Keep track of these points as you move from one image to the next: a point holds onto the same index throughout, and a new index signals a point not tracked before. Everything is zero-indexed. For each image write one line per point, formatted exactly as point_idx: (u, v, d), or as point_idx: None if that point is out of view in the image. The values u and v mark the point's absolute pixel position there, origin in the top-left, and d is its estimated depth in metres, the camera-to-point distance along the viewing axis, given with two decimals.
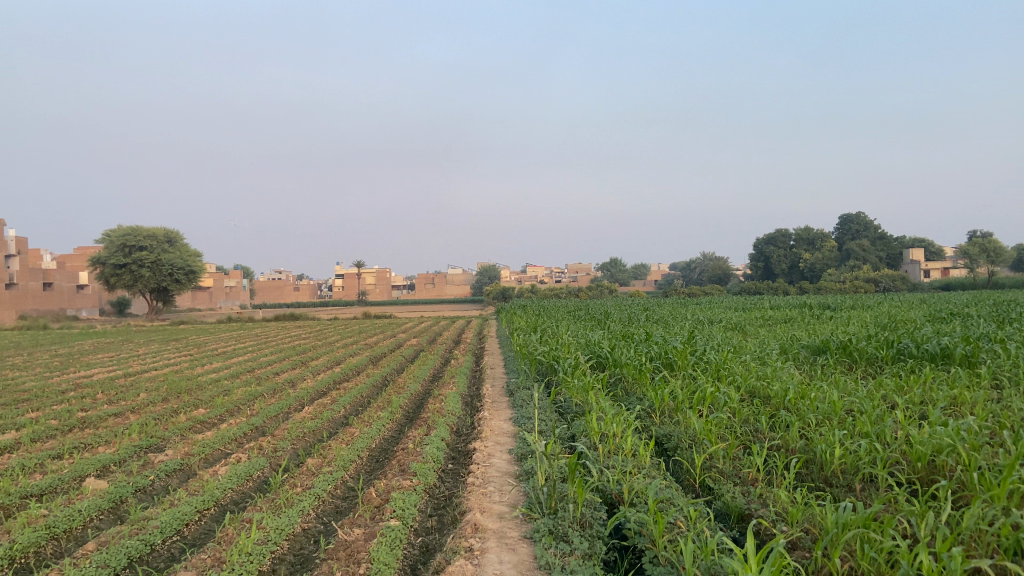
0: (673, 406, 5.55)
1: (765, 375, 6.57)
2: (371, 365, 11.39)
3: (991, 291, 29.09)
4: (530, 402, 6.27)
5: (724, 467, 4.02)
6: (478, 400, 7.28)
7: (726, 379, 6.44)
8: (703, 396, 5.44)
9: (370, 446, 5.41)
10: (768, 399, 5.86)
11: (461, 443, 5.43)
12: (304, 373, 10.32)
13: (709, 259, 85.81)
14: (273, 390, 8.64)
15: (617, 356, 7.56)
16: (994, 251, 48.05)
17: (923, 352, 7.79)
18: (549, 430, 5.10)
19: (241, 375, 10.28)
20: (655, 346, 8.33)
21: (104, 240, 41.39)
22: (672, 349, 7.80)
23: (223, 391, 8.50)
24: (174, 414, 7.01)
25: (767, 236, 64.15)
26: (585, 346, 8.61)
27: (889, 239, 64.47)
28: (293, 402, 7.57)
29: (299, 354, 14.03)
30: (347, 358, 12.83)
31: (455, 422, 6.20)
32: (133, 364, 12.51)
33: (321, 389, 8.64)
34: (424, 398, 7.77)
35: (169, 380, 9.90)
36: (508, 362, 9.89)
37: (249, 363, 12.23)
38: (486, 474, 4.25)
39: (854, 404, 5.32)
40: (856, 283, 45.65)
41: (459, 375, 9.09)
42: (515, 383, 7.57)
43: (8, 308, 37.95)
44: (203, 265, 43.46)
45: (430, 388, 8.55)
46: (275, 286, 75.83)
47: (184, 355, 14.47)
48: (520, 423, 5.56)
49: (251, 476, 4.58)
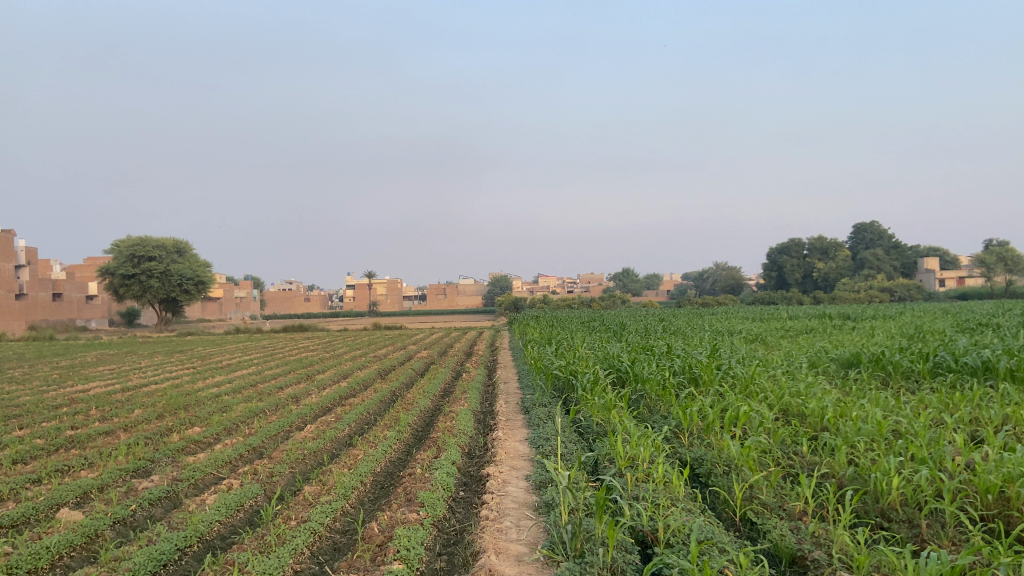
0: (702, 426, 5.10)
1: (798, 391, 6.11)
2: (378, 379, 11.02)
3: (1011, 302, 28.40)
4: (548, 421, 5.84)
5: (768, 498, 3.58)
6: (492, 417, 6.87)
7: (757, 395, 5.98)
8: (736, 415, 4.98)
9: (375, 471, 5.01)
10: (804, 418, 5.40)
11: (474, 468, 5.00)
12: (309, 388, 9.96)
13: (721, 269, 85.15)
14: (275, 406, 8.30)
15: (638, 371, 7.11)
16: (1011, 260, 47.11)
17: (963, 365, 7.27)
18: (570, 454, 4.67)
19: (243, 390, 9.94)
20: (677, 359, 7.87)
21: (114, 251, 41.40)
22: (696, 363, 7.34)
23: (222, 408, 8.15)
24: (168, 433, 6.68)
25: (779, 245, 63.51)
26: (603, 360, 8.18)
27: (903, 249, 63.60)
28: (295, 419, 7.22)
29: (306, 367, 13.68)
30: (354, 371, 12.48)
31: (467, 444, 5.78)
32: (135, 377, 12.21)
33: (325, 405, 8.28)
34: (433, 415, 7.38)
35: (168, 395, 9.57)
36: (522, 376, 9.47)
37: (253, 376, 11.90)
38: (501, 505, 3.82)
39: (900, 424, 4.84)
40: (871, 293, 44.89)
41: (471, 390, 8.67)
42: (531, 399, 7.15)
43: (18, 319, 37.97)
44: (213, 275, 43.39)
45: (440, 404, 8.16)
46: (286, 297, 75.84)
47: (187, 368, 14.14)
48: (537, 445, 5.14)
49: (242, 506, 4.21)
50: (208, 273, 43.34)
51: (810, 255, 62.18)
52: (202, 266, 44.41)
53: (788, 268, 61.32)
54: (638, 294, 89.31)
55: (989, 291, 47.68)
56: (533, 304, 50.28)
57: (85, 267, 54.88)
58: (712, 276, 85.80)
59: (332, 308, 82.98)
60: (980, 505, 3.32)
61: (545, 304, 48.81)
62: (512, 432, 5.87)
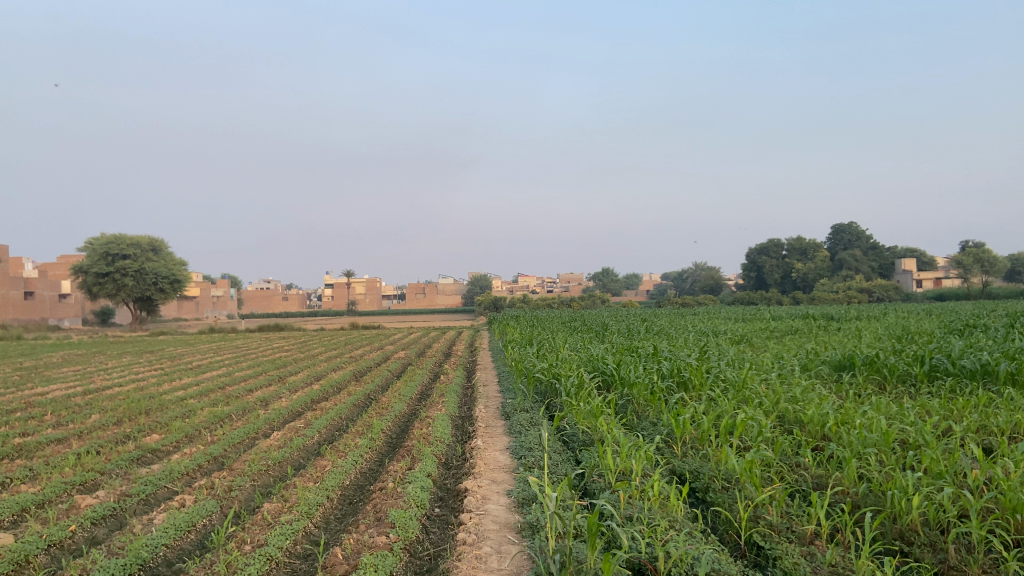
0: (695, 436, 4.78)
1: (794, 396, 5.81)
2: (353, 381, 10.59)
3: (989, 303, 28.53)
4: (530, 429, 5.50)
5: (775, 519, 3.25)
6: (471, 423, 6.49)
7: (752, 401, 5.68)
8: (732, 424, 4.67)
9: (344, 484, 4.62)
10: (803, 426, 5.09)
11: (451, 480, 4.64)
12: (280, 391, 9.51)
13: (699, 270, 85.41)
14: (242, 410, 7.85)
15: (625, 374, 6.78)
16: (987, 262, 47.49)
17: (961, 369, 7.03)
18: (555, 468, 4.31)
19: (209, 393, 9.47)
20: (666, 361, 7.56)
21: (86, 248, 40.44)
22: (685, 366, 7.04)
23: (186, 413, 7.70)
24: (123, 441, 6.23)
25: (759, 246, 63.68)
26: (588, 362, 7.83)
27: (879, 250, 64.09)
28: (262, 425, 6.80)
29: (278, 368, 13.20)
30: (328, 372, 12.03)
31: (444, 452, 5.42)
32: (97, 379, 11.65)
33: (296, 409, 7.86)
34: (409, 420, 7.01)
35: (130, 398, 9.07)
36: (502, 379, 9.10)
37: (222, 378, 11.40)
38: (481, 527, 3.45)
39: (906, 434, 4.56)
40: (849, 293, 45.06)
41: (449, 394, 8.28)
42: (512, 404, 6.78)
43: None
44: (188, 274, 42.55)
45: (416, 408, 7.79)
46: (263, 296, 74.88)
47: (155, 369, 13.60)
48: (519, 455, 4.77)
49: (194, 527, 3.80)
50: (183, 271, 42.48)
51: (789, 255, 62.44)
52: (177, 264, 43.54)
53: (768, 268, 61.49)
54: (619, 295, 89.32)
55: (965, 292, 48.11)
56: (513, 304, 49.95)
57: (56, 265, 53.63)
58: (692, 277, 85.96)
59: (310, 307, 82.02)
60: (1009, 528, 3.02)
61: (525, 304, 48.48)
62: (493, 440, 5.50)
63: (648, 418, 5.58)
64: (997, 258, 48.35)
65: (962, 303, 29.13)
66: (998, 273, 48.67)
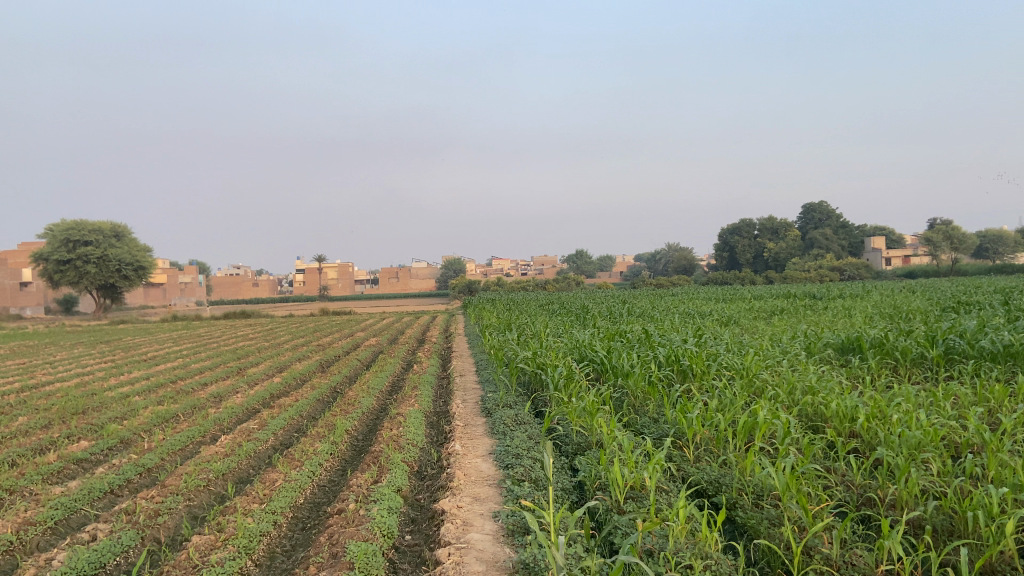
0: (709, 437, 4.13)
1: (810, 385, 5.18)
2: (318, 372, 9.79)
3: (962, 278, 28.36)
4: (516, 430, 4.80)
5: (831, 549, 2.60)
6: (447, 423, 5.75)
7: (764, 392, 5.03)
8: (752, 424, 4.02)
9: (298, 506, 3.86)
10: (827, 422, 4.46)
11: (425, 496, 3.92)
12: (237, 384, 8.68)
13: (672, 251, 85.31)
14: (191, 408, 7.03)
15: (618, 363, 6.09)
16: (957, 238, 47.64)
17: (980, 351, 6.43)
18: (549, 482, 3.62)
19: (159, 389, 8.60)
20: (661, 347, 6.91)
21: (46, 235, 38.87)
22: (683, 351, 6.38)
23: (128, 412, 6.85)
24: (46, 449, 5.38)
25: (732, 226, 63.50)
26: (575, 350, 7.12)
27: (850, 228, 64.29)
28: (210, 428, 5.99)
29: (239, 358, 12.33)
30: (293, 363, 11.18)
31: (417, 459, 4.69)
32: (40, 373, 10.69)
33: (252, 408, 7.04)
34: (377, 419, 6.26)
35: (68, 395, 8.18)
36: (480, 369, 8.36)
37: (176, 371, 10.51)
38: (462, 568, 2.73)
39: (953, 433, 3.94)
40: (823, 271, 44.96)
41: (423, 387, 7.52)
42: (494, 398, 6.04)
43: None
44: (153, 260, 41.15)
45: (386, 403, 7.03)
46: (232, 282, 73.19)
47: (106, 360, 12.63)
48: (505, 464, 4.06)
49: (101, 570, 3.03)
50: (148, 257, 41.08)
51: (761, 235, 62.33)
52: (141, 250, 42.06)
53: (741, 248, 61.26)
54: (593, 277, 88.74)
55: (936, 270, 48.28)
56: (488, 287, 49.16)
57: (17, 253, 51.77)
58: (665, 258, 85.69)
59: (280, 293, 80.46)
60: None
61: (500, 287, 47.77)
62: (473, 444, 4.78)
63: (649, 416, 4.90)
64: (968, 234, 48.50)
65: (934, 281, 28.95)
66: (968, 250, 48.90)
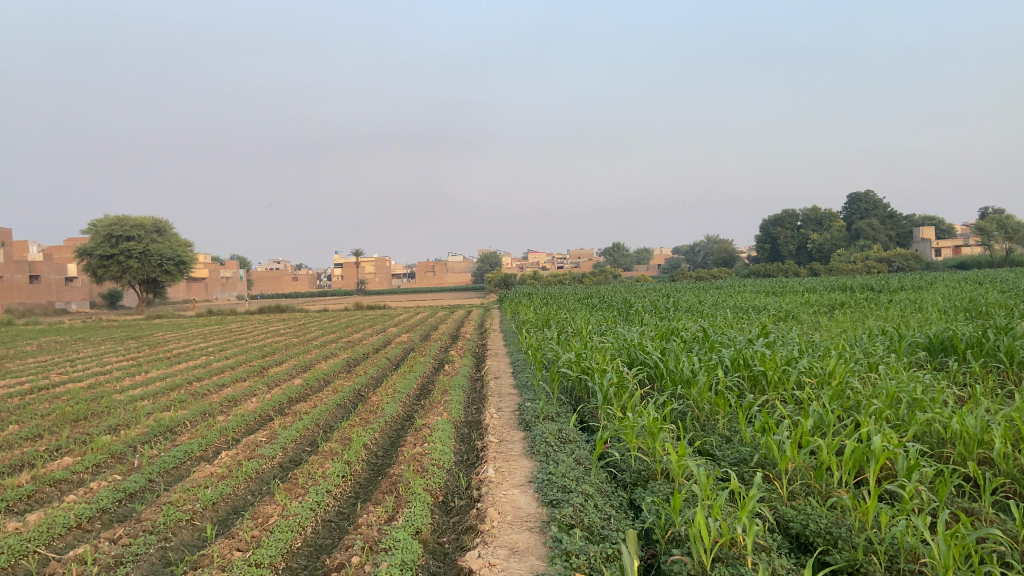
0: (806, 469, 3.32)
1: (914, 398, 4.34)
2: (344, 372, 9.10)
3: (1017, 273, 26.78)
4: (563, 451, 4.02)
5: None
6: (478, 438, 4.97)
7: (862, 407, 4.19)
8: (863, 454, 3.20)
9: (292, 554, 3.10)
10: (951, 448, 3.63)
11: (452, 542, 3.16)
12: (255, 386, 8.02)
13: (711, 243, 83.64)
14: (199, 416, 6.36)
15: (676, 368, 5.28)
16: (1013, 228, 45.44)
17: None
18: (612, 531, 2.85)
19: (171, 391, 7.97)
20: (724, 348, 6.06)
21: (89, 231, 39.21)
22: (752, 352, 5.52)
23: (130, 420, 6.21)
24: (25, 468, 4.73)
25: (775, 217, 61.73)
26: (624, 352, 6.29)
27: (898, 219, 62.03)
28: (212, 440, 5.30)
29: (264, 356, 11.71)
30: (319, 362, 10.53)
31: (442, 487, 3.91)
32: (57, 372, 10.19)
33: (267, 416, 6.35)
34: (401, 431, 5.51)
35: (75, 398, 7.58)
36: (517, 372, 7.59)
37: (197, 370, 9.90)
38: None
39: None
40: (871, 263, 43.17)
41: (454, 392, 6.76)
42: (533, 409, 5.24)
43: None
44: (193, 255, 41.28)
45: (412, 411, 6.29)
46: (273, 276, 73.69)
47: (129, 358, 12.13)
48: (550, 501, 3.27)
49: None
50: (187, 252, 41.19)
51: (805, 226, 60.41)
52: (182, 245, 42.30)
53: (784, 238, 59.43)
54: (631, 270, 87.30)
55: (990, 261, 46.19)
56: (526, 280, 48.37)
57: (61, 248, 52.56)
58: (705, 250, 83.95)
59: (319, 287, 80.68)
60: None
61: (537, 280, 46.99)
62: (510, 467, 3.99)
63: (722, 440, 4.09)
64: None
65: (988, 272, 27.41)
66: None
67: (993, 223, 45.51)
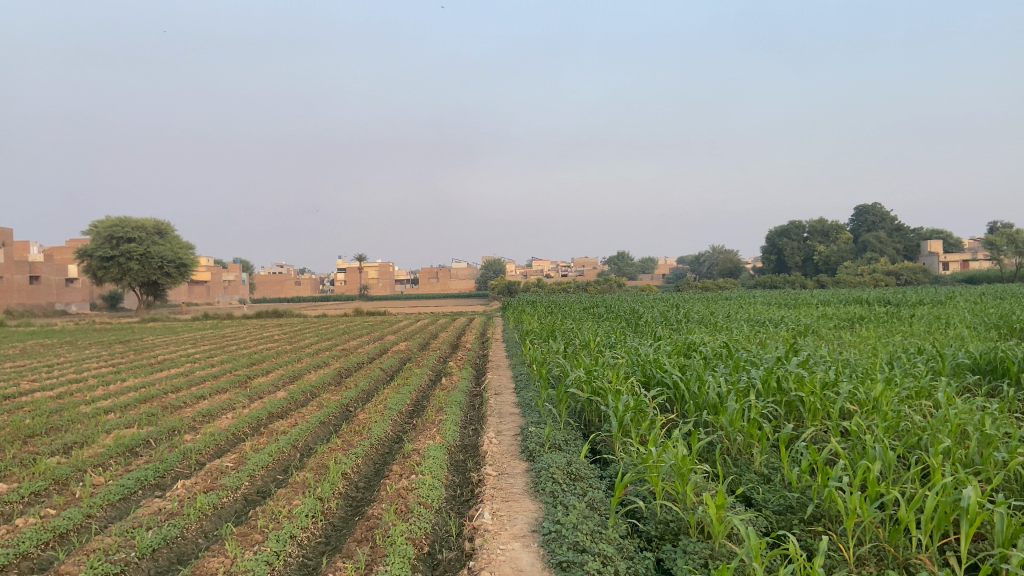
0: (877, 529, 2.70)
1: (984, 432, 3.71)
2: (332, 385, 8.46)
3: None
4: (575, 492, 3.39)
5: None
6: (475, 469, 4.33)
7: (927, 444, 3.56)
8: (951, 512, 2.57)
9: None
10: None
11: None
12: (234, 399, 7.37)
13: (715, 253, 82.91)
14: (165, 433, 5.71)
15: (701, 391, 4.65)
16: None
17: None
18: None
19: (143, 403, 7.34)
20: (752, 368, 5.40)
21: (90, 232, 38.69)
22: (786, 375, 4.87)
23: (88, 437, 5.57)
24: None
25: (781, 228, 61.03)
26: (639, 369, 5.65)
27: (905, 231, 61.22)
28: (171, 465, 4.65)
29: (252, 364, 11.06)
30: (308, 372, 9.89)
31: (429, 533, 3.28)
32: (30, 378, 9.56)
33: (240, 435, 5.71)
34: (388, 457, 4.87)
35: (36, 410, 6.93)
36: (520, 388, 6.96)
37: (178, 379, 9.26)
38: None
39: None
40: (878, 275, 42.43)
41: (449, 410, 6.12)
42: (538, 435, 4.59)
43: None
44: (194, 258, 40.73)
45: (401, 432, 5.66)
46: (275, 280, 73.13)
47: (110, 364, 11.49)
48: (560, 562, 2.64)
49: None
50: (188, 255, 40.66)
51: (811, 238, 59.63)
52: (184, 246, 41.79)
53: (790, 250, 58.70)
54: (635, 279, 86.52)
55: (999, 276, 45.41)
56: (530, 288, 47.63)
57: (62, 249, 52.09)
58: (709, 260, 83.17)
59: (321, 291, 80.06)
60: None
61: (541, 288, 46.28)
62: (510, 512, 3.35)
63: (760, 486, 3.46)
64: None
65: (996, 290, 26.67)
66: None
67: (1005, 237, 44.35)
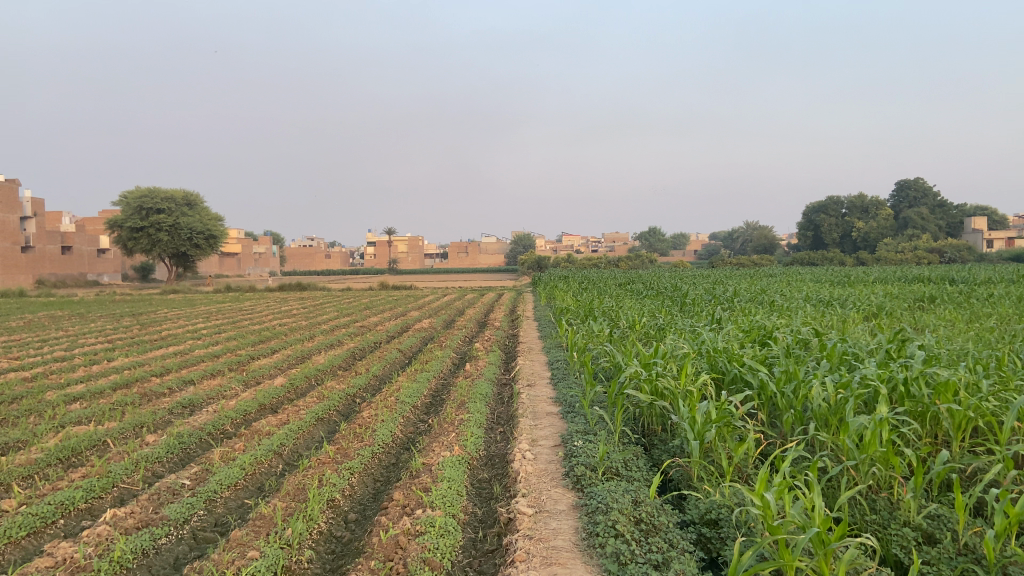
0: None
1: None
2: (342, 369, 7.43)
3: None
4: (652, 560, 2.28)
5: None
6: (504, 499, 3.25)
7: None
8: None
9: None
10: None
11: None
12: (225, 386, 6.34)
13: (749, 229, 80.75)
14: (127, 432, 4.70)
15: (804, 397, 3.49)
16: None
17: None
18: None
19: (122, 389, 6.36)
20: (856, 363, 4.22)
21: (119, 203, 38.15)
22: (914, 374, 3.67)
23: (31, 436, 4.55)
24: None
25: (819, 205, 58.79)
26: (709, 362, 4.52)
27: (949, 208, 58.66)
28: (113, 482, 3.60)
29: (260, 341, 10.09)
30: (318, 352, 8.87)
31: None
32: (16, 355, 8.67)
33: (214, 436, 4.67)
34: (390, 475, 3.80)
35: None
36: (557, 379, 5.89)
37: (174, 358, 8.28)
38: None
39: None
40: (921, 253, 40.49)
41: (472, 406, 5.05)
42: (587, 451, 3.50)
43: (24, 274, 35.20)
44: (222, 230, 40.07)
45: (410, 437, 4.58)
46: (304, 252, 72.62)
47: (111, 339, 10.58)
48: None
49: None
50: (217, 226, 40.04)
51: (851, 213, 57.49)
52: (212, 218, 41.19)
53: (828, 226, 56.55)
54: (665, 255, 84.69)
55: None
56: (559, 263, 46.40)
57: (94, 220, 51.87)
58: (744, 236, 80.90)
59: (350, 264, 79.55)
60: None
61: (571, 264, 45.03)
62: None
63: (922, 557, 2.33)
64: None
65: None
66: None
67: None
